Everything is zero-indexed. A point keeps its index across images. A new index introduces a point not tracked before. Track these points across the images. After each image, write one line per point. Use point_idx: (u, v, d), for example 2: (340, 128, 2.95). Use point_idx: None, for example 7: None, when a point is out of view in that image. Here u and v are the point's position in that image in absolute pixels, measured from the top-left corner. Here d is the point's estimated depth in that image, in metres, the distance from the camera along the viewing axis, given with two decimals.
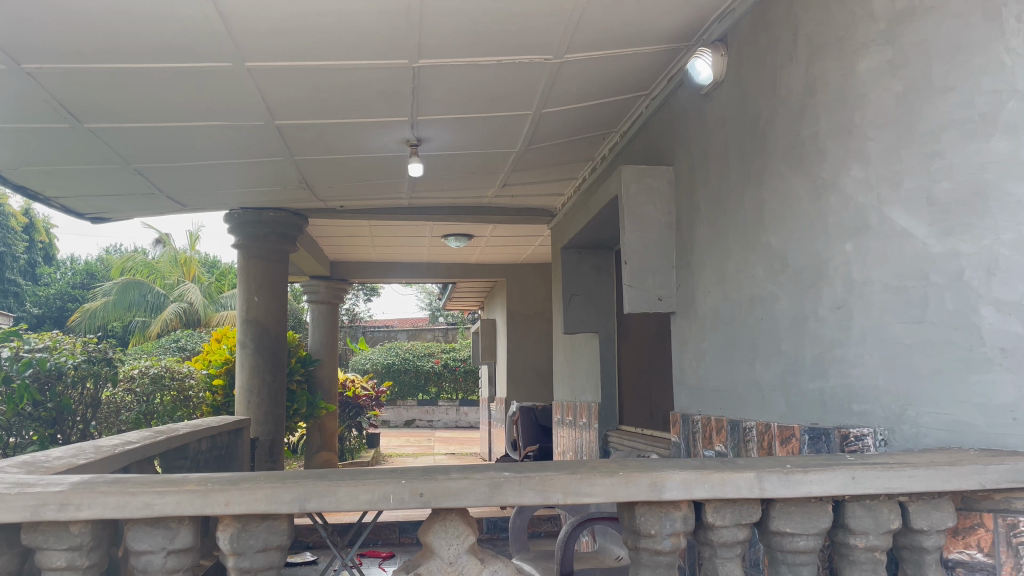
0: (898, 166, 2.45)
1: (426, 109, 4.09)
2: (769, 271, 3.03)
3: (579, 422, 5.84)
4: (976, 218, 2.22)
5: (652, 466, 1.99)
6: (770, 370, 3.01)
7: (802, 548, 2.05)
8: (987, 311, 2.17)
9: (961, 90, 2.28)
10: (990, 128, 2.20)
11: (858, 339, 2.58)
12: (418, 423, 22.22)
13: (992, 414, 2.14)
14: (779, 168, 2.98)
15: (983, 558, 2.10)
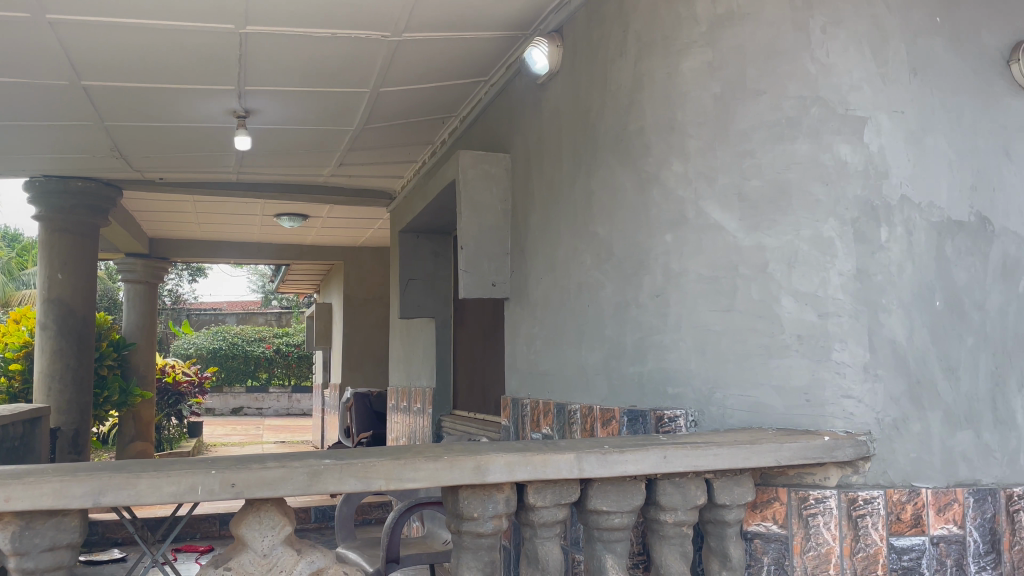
0: (714, 163, 2.63)
1: (255, 79, 3.89)
2: (596, 259, 3.13)
3: (413, 408, 5.82)
4: (780, 214, 2.48)
5: (477, 450, 2.00)
6: (594, 355, 3.12)
7: (617, 525, 2.13)
8: (786, 300, 2.44)
9: (771, 94, 2.53)
10: (795, 131, 2.48)
11: (674, 326, 2.72)
12: (247, 410, 21.30)
13: (789, 397, 2.41)
14: (606, 159, 3.07)
15: (777, 529, 2.29)
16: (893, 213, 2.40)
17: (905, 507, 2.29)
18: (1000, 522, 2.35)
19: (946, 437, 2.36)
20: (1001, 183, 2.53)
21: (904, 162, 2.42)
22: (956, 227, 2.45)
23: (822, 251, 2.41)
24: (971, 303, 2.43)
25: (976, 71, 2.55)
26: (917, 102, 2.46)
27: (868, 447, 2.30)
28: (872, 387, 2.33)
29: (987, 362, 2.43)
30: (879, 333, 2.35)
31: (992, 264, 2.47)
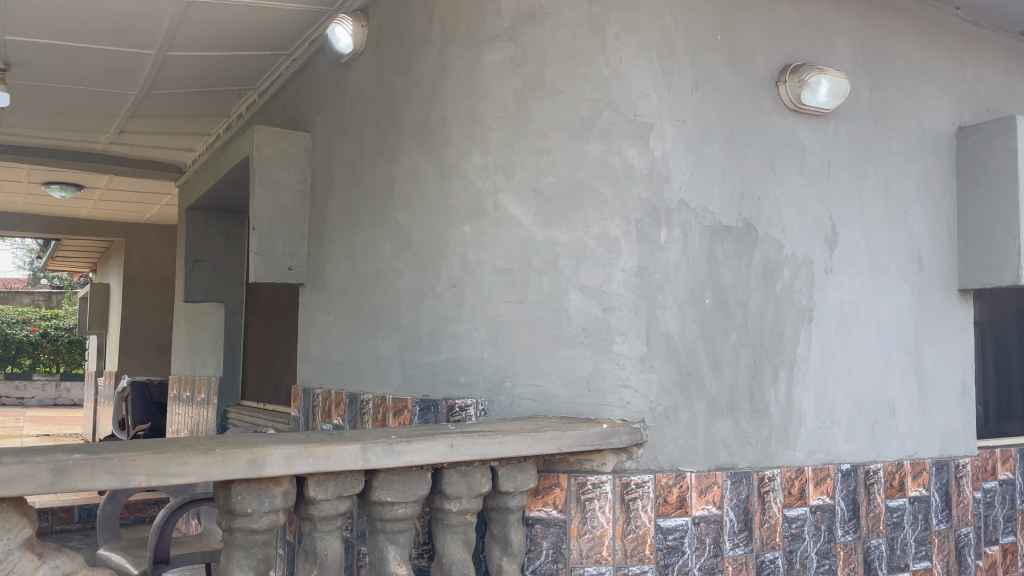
0: (512, 158, 2.66)
1: (16, 27, 3.45)
2: (394, 246, 3.05)
3: (197, 398, 5.48)
4: (572, 211, 2.57)
5: (253, 442, 1.89)
6: (389, 344, 3.05)
7: (400, 515, 2.10)
8: (574, 294, 2.55)
9: (568, 94, 2.60)
10: (589, 132, 2.58)
11: (469, 316, 2.69)
12: (5, 400, 19.04)
13: (573, 386, 2.51)
14: (407, 146, 3.01)
15: (557, 514, 2.38)
16: (672, 216, 2.59)
17: (671, 490, 2.46)
18: (753, 502, 2.59)
19: (710, 424, 2.57)
20: (767, 194, 2.78)
21: (683, 168, 2.62)
22: (725, 232, 2.67)
23: (608, 248, 2.54)
24: (736, 301, 2.66)
25: (749, 89, 2.78)
26: (696, 113, 2.66)
27: (642, 434, 2.45)
28: (647, 376, 2.51)
29: (747, 355, 2.67)
30: (656, 327, 2.53)
31: (755, 267, 2.71)
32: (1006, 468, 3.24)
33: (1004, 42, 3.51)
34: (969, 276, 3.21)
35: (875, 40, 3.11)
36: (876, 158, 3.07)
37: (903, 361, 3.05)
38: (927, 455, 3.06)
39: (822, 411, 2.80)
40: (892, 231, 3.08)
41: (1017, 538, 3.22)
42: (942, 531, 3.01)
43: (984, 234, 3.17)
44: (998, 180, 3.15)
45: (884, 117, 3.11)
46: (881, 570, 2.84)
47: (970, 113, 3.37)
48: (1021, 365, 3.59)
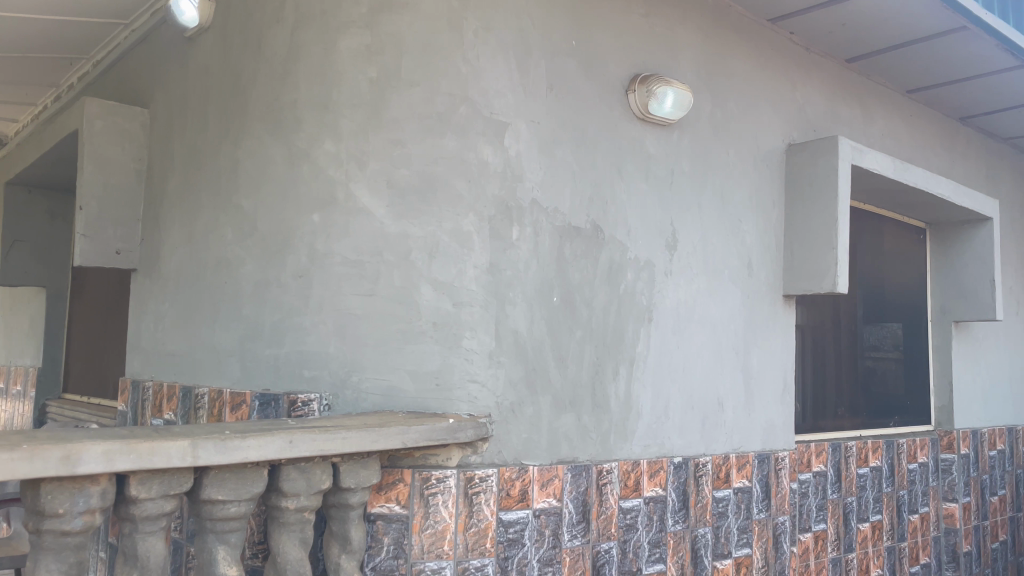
0: (365, 147, 2.60)
1: None
2: (237, 233, 2.92)
3: (13, 392, 5.05)
4: (425, 205, 2.55)
5: (68, 438, 1.74)
6: (228, 335, 2.91)
7: (232, 514, 2.01)
8: (425, 288, 2.53)
9: (424, 87, 2.58)
10: (444, 127, 2.57)
11: (315, 307, 2.61)
12: None
13: (421, 381, 2.49)
14: (255, 129, 2.88)
15: (399, 510, 2.35)
16: (524, 215, 2.63)
17: (514, 484, 2.50)
18: (591, 494, 2.68)
19: (553, 420, 2.63)
20: (614, 197, 2.88)
21: (536, 168, 2.67)
22: (574, 232, 2.74)
23: (460, 244, 2.54)
24: (582, 300, 2.74)
25: (601, 95, 2.87)
26: (550, 115, 2.71)
27: (487, 429, 2.47)
28: (494, 372, 2.53)
29: (591, 353, 2.75)
30: (505, 323, 2.57)
31: (600, 267, 2.81)
32: (820, 461, 3.53)
33: (830, 69, 3.81)
34: (792, 283, 3.47)
35: (718, 57, 3.29)
36: (715, 169, 3.25)
37: (732, 361, 3.25)
38: (751, 449, 3.28)
39: (658, 407, 2.94)
40: (727, 238, 3.27)
41: (827, 525, 3.52)
42: (762, 519, 3.23)
43: (807, 244, 3.43)
44: (820, 196, 3.42)
45: (724, 130, 3.30)
46: (707, 557, 3.02)
47: (799, 132, 3.64)
48: (835, 366, 3.90)
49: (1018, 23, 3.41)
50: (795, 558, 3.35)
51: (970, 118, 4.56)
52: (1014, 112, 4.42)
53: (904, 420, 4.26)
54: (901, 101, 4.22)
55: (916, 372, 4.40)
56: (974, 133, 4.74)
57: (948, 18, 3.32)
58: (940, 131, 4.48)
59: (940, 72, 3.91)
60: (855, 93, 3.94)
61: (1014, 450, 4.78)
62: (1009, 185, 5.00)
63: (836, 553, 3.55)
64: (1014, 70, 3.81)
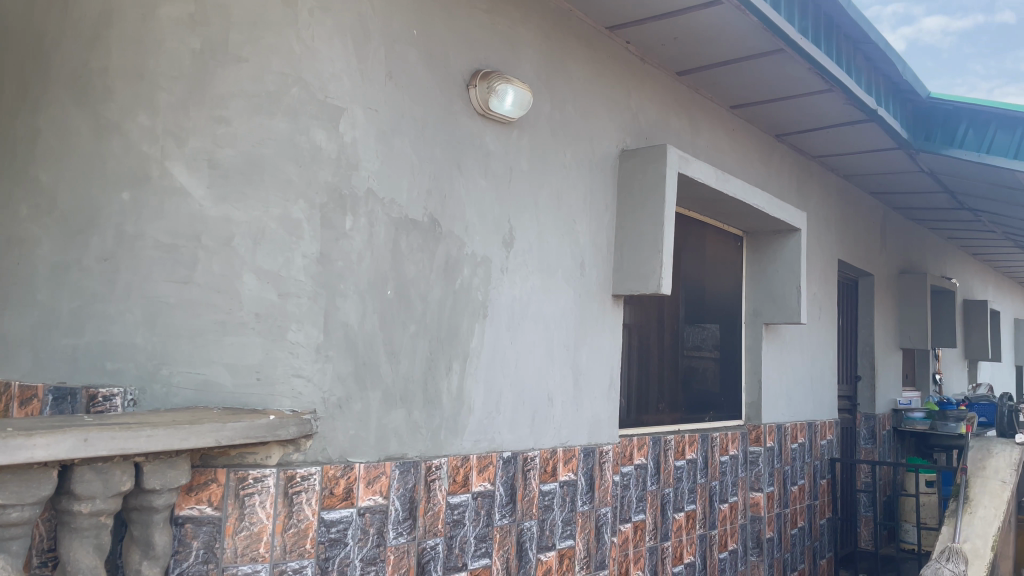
0: (184, 123, 2.37)
1: None
2: (32, 209, 2.47)
3: None
4: (251, 187, 2.39)
5: None
6: (17, 322, 2.44)
7: (13, 520, 1.80)
8: (248, 277, 2.37)
9: (254, 63, 2.42)
10: (275, 106, 2.43)
11: (121, 295, 2.32)
12: None
13: (240, 374, 2.34)
14: (59, 92, 2.48)
15: (210, 512, 2.20)
16: (358, 204, 2.55)
17: (338, 482, 2.42)
18: (418, 490, 2.65)
19: (382, 415, 2.58)
20: (452, 191, 2.85)
21: (372, 156, 2.59)
22: (410, 224, 2.69)
23: (289, 231, 2.42)
24: (416, 294, 2.70)
25: (441, 88, 2.83)
26: (388, 104, 2.65)
27: (312, 426, 2.37)
28: (322, 366, 2.44)
29: (424, 348, 2.72)
30: (335, 316, 2.48)
31: (437, 261, 2.77)
32: (641, 454, 3.69)
33: (662, 80, 3.99)
34: (621, 283, 3.60)
35: (558, 59, 3.35)
36: (552, 169, 3.31)
37: (563, 357, 3.33)
38: (577, 443, 3.36)
39: (490, 402, 2.95)
40: (561, 238, 3.34)
41: (646, 516, 3.68)
42: (585, 511, 3.33)
43: (635, 247, 3.58)
44: (650, 200, 3.56)
45: (561, 132, 3.37)
46: (532, 550, 3.06)
47: (632, 139, 3.79)
48: (657, 363, 4.09)
49: (828, 50, 3.72)
50: (615, 548, 3.48)
51: (784, 136, 4.93)
52: (821, 133, 4.82)
53: (718, 415, 4.52)
54: (725, 116, 4.49)
55: (731, 370, 4.69)
56: (787, 150, 5.13)
57: (768, 40, 3.57)
58: (758, 146, 4.81)
59: (760, 90, 4.19)
60: (684, 105, 4.16)
61: (811, 443, 5.22)
62: (815, 200, 5.46)
63: (653, 541, 3.72)
64: (823, 94, 4.15)
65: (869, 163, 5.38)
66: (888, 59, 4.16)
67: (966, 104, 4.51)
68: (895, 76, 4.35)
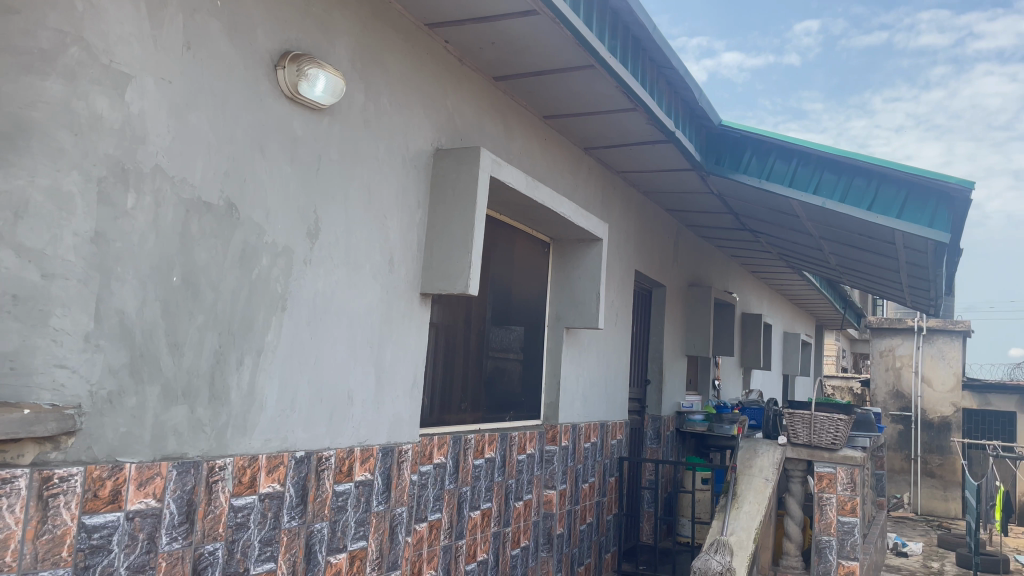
0: None
1: None
2: None
3: None
4: (14, 153, 2.05)
5: None
6: None
7: None
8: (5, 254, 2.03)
9: (26, 15, 2.08)
10: (48, 66, 2.12)
11: None
12: None
13: None
14: None
15: None
16: (143, 180, 2.33)
17: (104, 483, 2.19)
18: (198, 492, 2.46)
19: (160, 412, 2.38)
20: (253, 176, 2.70)
21: (162, 132, 2.39)
22: (203, 208, 2.51)
23: (59, 206, 2.13)
24: (207, 283, 2.53)
25: (245, 65, 2.67)
26: (184, 78, 2.46)
27: (75, 421, 2.13)
28: (90, 357, 2.19)
29: (212, 341, 2.55)
30: (109, 302, 2.25)
31: (232, 249, 2.61)
32: (440, 452, 3.69)
33: (479, 83, 4.02)
34: (429, 282, 3.58)
35: (374, 50, 3.28)
36: (364, 161, 3.23)
37: (365, 354, 3.25)
38: (376, 442, 3.29)
39: (284, 400, 2.82)
40: (369, 233, 3.26)
41: (442, 515, 3.68)
42: (381, 511, 3.25)
43: (445, 246, 3.57)
44: (461, 200, 3.58)
45: (375, 125, 3.29)
46: (321, 552, 2.94)
47: (446, 138, 3.78)
48: (461, 362, 4.11)
49: (633, 70, 3.93)
50: (409, 548, 3.43)
51: (592, 149, 5.14)
52: (626, 149, 5.08)
53: (518, 415, 4.62)
54: (538, 125, 4.61)
55: (532, 372, 4.82)
56: (594, 163, 5.36)
57: (580, 55, 3.70)
58: (567, 157, 4.99)
59: (572, 103, 4.34)
60: (500, 109, 4.22)
61: (602, 442, 5.48)
62: (617, 212, 5.75)
63: (448, 540, 3.72)
64: (628, 112, 4.38)
65: (667, 182, 5.75)
66: (687, 85, 4.46)
67: (751, 133, 4.94)
68: (692, 101, 4.68)
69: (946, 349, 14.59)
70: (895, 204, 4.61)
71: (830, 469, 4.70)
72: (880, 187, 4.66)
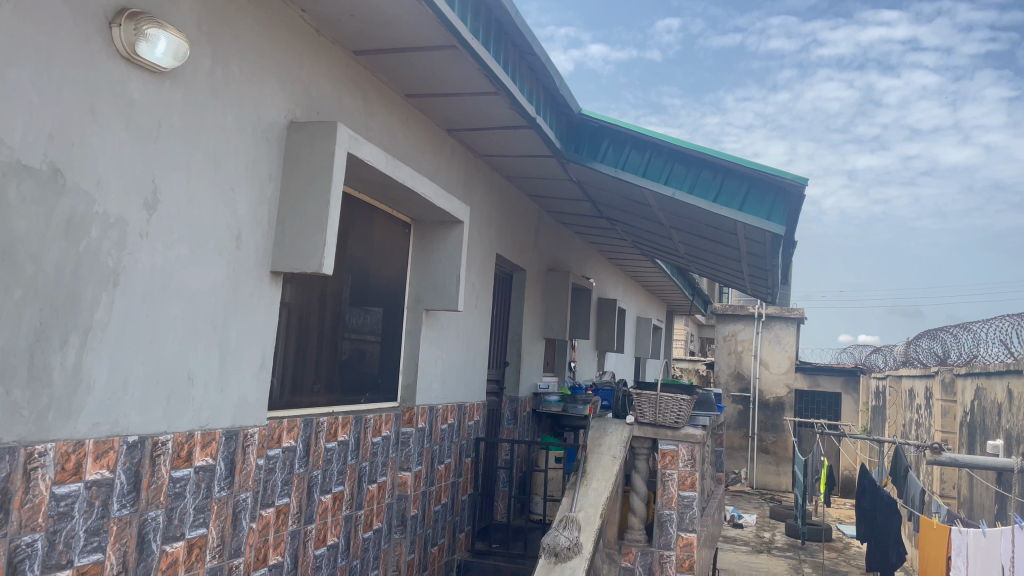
0: None
1: None
2: None
3: None
4: None
5: None
6: None
7: None
8: None
9: None
10: None
11: None
12: None
13: None
14: None
15: None
16: None
17: None
18: (15, 481, 2.26)
19: None
20: (83, 140, 2.50)
21: None
22: (23, 171, 2.30)
23: None
24: (26, 254, 2.32)
25: (76, 19, 2.46)
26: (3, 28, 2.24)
27: None
28: None
29: (31, 318, 2.34)
30: None
31: (57, 219, 2.42)
32: (290, 436, 3.58)
33: (338, 56, 3.91)
34: (280, 260, 3.46)
35: (224, 15, 3.11)
36: (209, 131, 3.07)
37: (208, 334, 3.10)
38: (218, 426, 3.15)
39: (115, 381, 2.65)
40: (215, 206, 3.11)
41: (290, 499, 3.58)
42: (222, 498, 3.12)
43: (298, 223, 3.46)
44: (316, 176, 3.48)
45: (223, 93, 3.13)
46: (156, 541, 2.79)
47: (301, 111, 3.66)
48: (315, 344, 4.00)
49: (496, 54, 3.94)
50: (253, 534, 3.32)
51: (455, 131, 5.13)
52: (488, 133, 5.11)
53: (374, 397, 4.56)
54: (400, 104, 4.55)
55: (390, 353, 4.77)
56: (457, 145, 5.35)
57: (443, 36, 3.68)
58: (430, 137, 4.95)
59: (435, 83, 4.31)
60: (360, 85, 4.12)
61: (459, 424, 5.52)
62: (480, 195, 5.77)
63: (295, 525, 3.63)
64: (491, 95, 4.40)
65: (529, 167, 5.83)
66: (547, 72, 4.52)
67: (608, 124, 5.07)
68: (552, 88, 4.75)
69: (783, 334, 15.77)
70: (738, 197, 4.91)
71: (672, 447, 4.97)
72: (725, 180, 4.95)
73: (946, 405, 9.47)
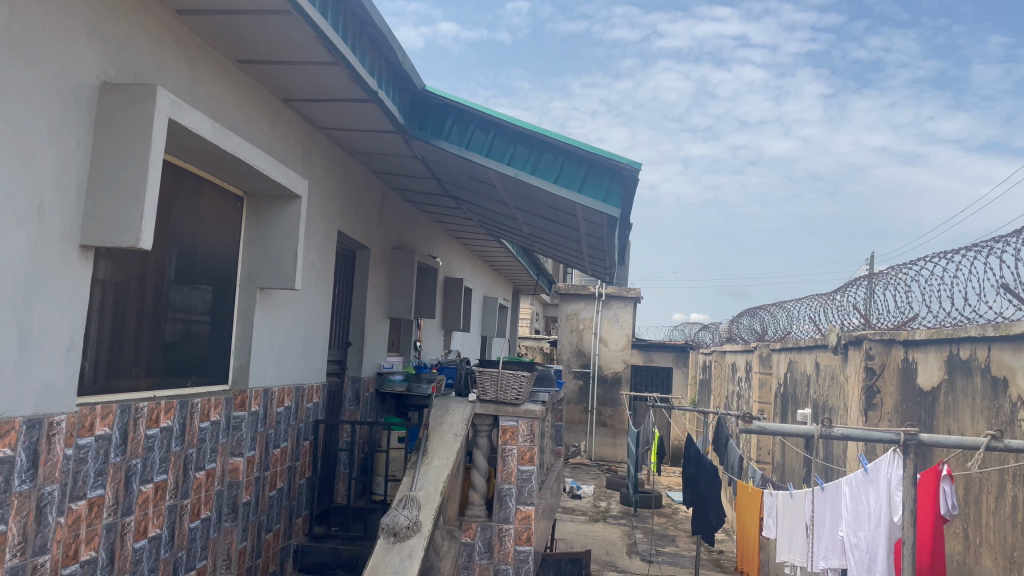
0: None
1: None
2: None
3: None
4: None
5: None
6: None
7: None
8: None
9: None
10: None
11: None
12: None
13: None
14: None
15: None
16: None
17: None
18: None
19: None
20: None
21: None
22: None
23: None
24: None
25: None
26: None
27: None
28: None
29: None
30: None
31: None
32: (104, 423, 3.32)
33: (157, 13, 3.63)
34: (91, 234, 3.19)
35: None
36: (6, 88, 2.76)
37: (5, 313, 2.80)
38: (18, 414, 2.85)
39: None
40: (13, 172, 2.81)
41: (104, 491, 3.33)
42: (24, 492, 2.83)
43: (111, 193, 3.20)
44: (132, 143, 3.23)
45: (22, 47, 2.82)
46: None
47: (116, 72, 3.37)
48: (134, 324, 3.74)
49: (333, 22, 3.81)
50: (60, 529, 3.06)
51: (292, 100, 4.93)
52: (328, 105, 4.94)
53: (202, 380, 4.33)
54: (230, 70, 4.31)
55: (221, 333, 4.54)
56: (294, 116, 5.14)
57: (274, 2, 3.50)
58: (263, 105, 4.72)
59: (268, 50, 4.11)
60: (183, 47, 3.85)
61: (297, 406, 5.35)
62: (319, 169, 5.58)
63: (111, 517, 3.39)
64: (329, 66, 4.24)
65: (372, 142, 5.70)
66: (389, 45, 4.41)
67: (452, 102, 5.04)
68: (395, 62, 4.65)
69: (621, 313, 16.46)
70: (577, 179, 5.05)
71: (513, 423, 5.06)
72: (565, 163, 5.07)
73: (763, 377, 10.25)
